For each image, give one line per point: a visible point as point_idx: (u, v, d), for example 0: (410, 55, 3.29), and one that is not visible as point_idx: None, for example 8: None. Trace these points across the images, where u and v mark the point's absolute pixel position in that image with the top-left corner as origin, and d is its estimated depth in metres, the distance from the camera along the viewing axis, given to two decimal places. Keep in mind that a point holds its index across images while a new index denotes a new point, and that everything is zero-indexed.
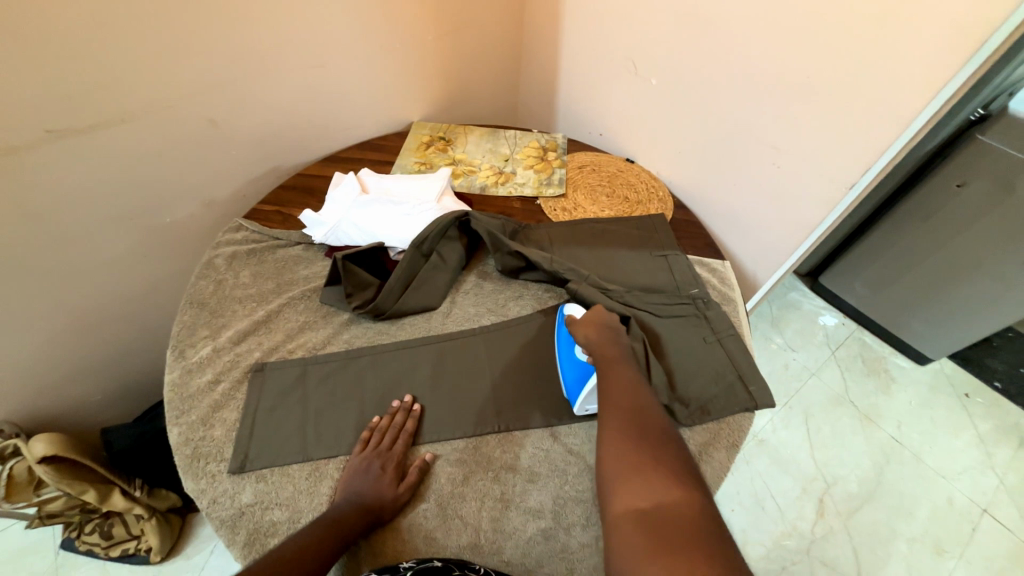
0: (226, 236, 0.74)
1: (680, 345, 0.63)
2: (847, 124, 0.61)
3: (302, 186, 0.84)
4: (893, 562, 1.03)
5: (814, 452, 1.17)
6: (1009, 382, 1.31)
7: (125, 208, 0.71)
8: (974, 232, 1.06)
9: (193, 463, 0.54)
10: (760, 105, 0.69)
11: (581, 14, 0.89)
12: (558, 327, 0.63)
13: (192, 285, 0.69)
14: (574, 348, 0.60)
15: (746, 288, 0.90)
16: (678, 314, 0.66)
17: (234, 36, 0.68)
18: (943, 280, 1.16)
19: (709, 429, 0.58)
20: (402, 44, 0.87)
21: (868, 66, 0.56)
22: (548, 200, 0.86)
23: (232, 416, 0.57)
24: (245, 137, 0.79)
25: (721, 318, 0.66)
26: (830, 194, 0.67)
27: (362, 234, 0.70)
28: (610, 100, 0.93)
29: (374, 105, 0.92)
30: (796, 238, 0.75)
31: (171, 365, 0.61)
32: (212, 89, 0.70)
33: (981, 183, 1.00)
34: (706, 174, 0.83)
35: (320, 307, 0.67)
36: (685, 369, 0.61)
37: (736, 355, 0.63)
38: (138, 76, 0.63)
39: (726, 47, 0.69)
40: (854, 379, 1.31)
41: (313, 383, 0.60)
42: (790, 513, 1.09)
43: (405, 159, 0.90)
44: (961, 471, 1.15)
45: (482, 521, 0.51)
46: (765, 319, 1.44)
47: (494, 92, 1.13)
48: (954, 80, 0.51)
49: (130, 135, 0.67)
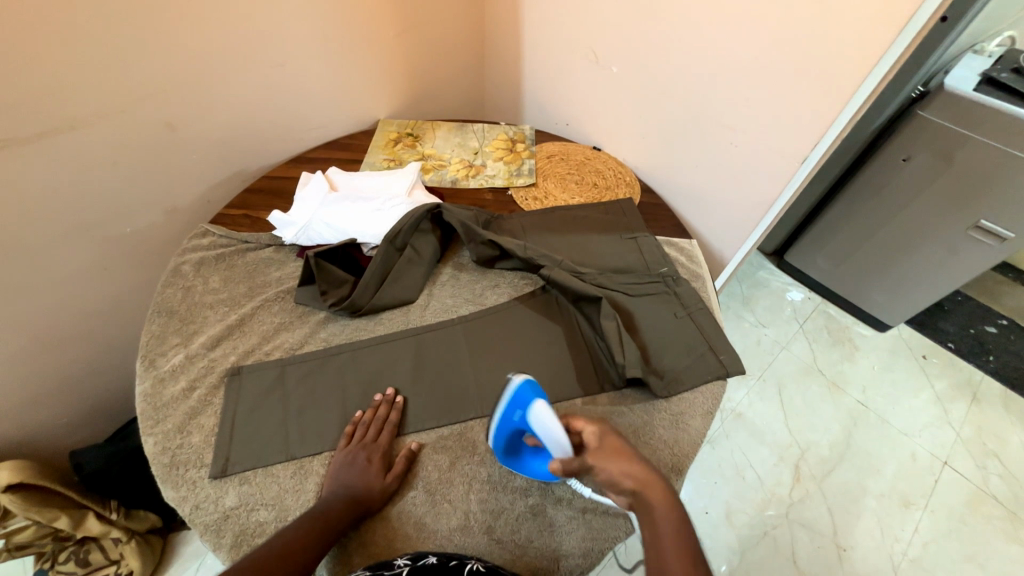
0: (192, 242, 0.72)
1: (654, 322, 0.65)
2: (797, 102, 0.64)
3: (269, 188, 0.83)
4: (864, 518, 1.09)
5: (787, 421, 1.23)
6: (960, 342, 1.40)
7: (81, 218, 0.69)
8: (920, 203, 1.13)
9: (171, 471, 0.52)
10: (715, 89, 0.72)
11: (539, 5, 0.90)
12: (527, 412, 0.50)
13: (158, 294, 0.67)
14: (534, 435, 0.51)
15: (714, 266, 0.93)
16: (649, 294, 0.68)
17: (191, 36, 0.67)
18: (896, 250, 1.23)
19: (684, 399, 0.61)
20: (363, 40, 0.87)
21: (810, 46, 0.60)
22: (519, 190, 0.87)
23: (210, 422, 0.56)
24: (205, 140, 0.77)
25: (689, 295, 0.69)
26: (784, 169, 0.71)
27: (333, 232, 0.69)
28: (573, 90, 0.95)
29: (338, 103, 0.91)
30: (756, 214, 0.78)
31: (141, 375, 0.59)
32: (168, 90, 0.69)
33: (925, 156, 1.07)
34: (669, 158, 0.86)
35: (295, 308, 0.66)
36: (656, 342, 0.63)
37: (703, 324, 0.66)
38: (90, 80, 0.61)
39: (681, 33, 0.71)
40: (821, 350, 1.37)
41: (293, 381, 0.59)
42: (769, 480, 1.14)
43: (374, 156, 0.89)
44: (922, 428, 1.23)
45: (471, 503, 0.52)
46: (736, 298, 1.49)
47: (459, 87, 1.13)
48: (886, 57, 0.55)
49: (83, 142, 0.64)
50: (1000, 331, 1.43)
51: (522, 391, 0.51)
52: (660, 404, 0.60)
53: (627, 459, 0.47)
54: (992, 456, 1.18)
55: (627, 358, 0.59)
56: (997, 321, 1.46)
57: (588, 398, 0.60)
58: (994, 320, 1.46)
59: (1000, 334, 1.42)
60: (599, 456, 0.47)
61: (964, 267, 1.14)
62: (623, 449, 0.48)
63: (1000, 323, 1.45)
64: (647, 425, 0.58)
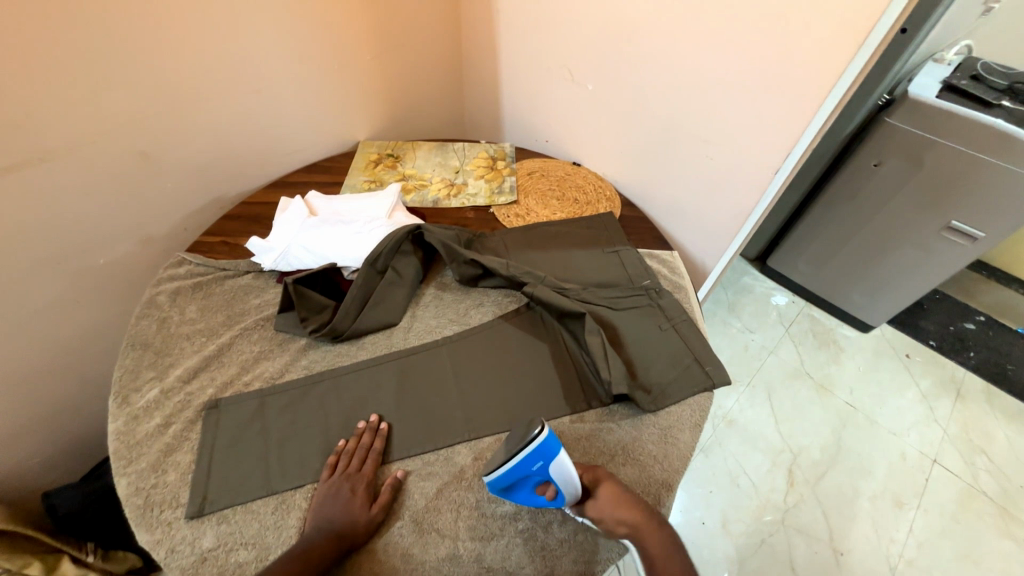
0: (169, 272, 0.71)
1: (639, 335, 0.65)
2: (767, 114, 0.66)
3: (247, 214, 0.82)
4: (858, 520, 1.09)
5: (778, 425, 1.23)
6: (941, 339, 1.43)
7: (52, 251, 0.67)
8: (893, 206, 1.16)
9: (146, 513, 0.50)
10: (688, 103, 0.74)
11: (514, 27, 0.91)
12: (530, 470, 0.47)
13: (133, 326, 0.65)
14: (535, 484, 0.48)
15: (697, 276, 0.95)
16: (633, 307, 0.69)
17: (162, 65, 0.67)
18: (874, 252, 1.26)
19: (672, 412, 0.60)
20: (339, 64, 0.87)
21: (776, 61, 0.61)
22: (500, 207, 0.87)
23: (187, 458, 0.54)
24: (181, 168, 0.76)
25: (672, 306, 0.70)
26: (758, 180, 0.72)
27: (312, 257, 0.68)
28: (551, 108, 0.96)
29: (316, 127, 0.91)
30: (734, 223, 0.80)
31: (114, 413, 0.57)
32: (141, 119, 0.68)
33: (894, 161, 1.11)
34: (648, 171, 0.87)
35: (275, 335, 0.65)
36: (642, 355, 0.64)
37: (687, 334, 0.67)
38: (56, 111, 0.60)
39: (652, 51, 0.73)
40: (807, 353, 1.39)
41: (273, 412, 0.58)
42: (763, 487, 1.13)
43: (354, 179, 0.89)
44: (910, 426, 1.24)
45: (460, 531, 0.50)
46: (722, 305, 1.51)
47: (440, 106, 1.14)
48: (848, 71, 0.57)
49: (53, 175, 0.63)
50: (979, 327, 1.47)
51: (549, 443, 0.47)
52: (647, 418, 0.60)
53: (624, 506, 0.48)
54: (979, 452, 1.20)
55: (613, 374, 0.59)
56: (976, 317, 1.49)
57: (575, 416, 0.59)
58: (973, 317, 1.49)
59: (979, 330, 1.46)
60: (598, 507, 0.49)
61: (939, 267, 1.17)
62: (621, 496, 0.49)
63: (979, 319, 1.49)
64: (637, 440, 0.58)
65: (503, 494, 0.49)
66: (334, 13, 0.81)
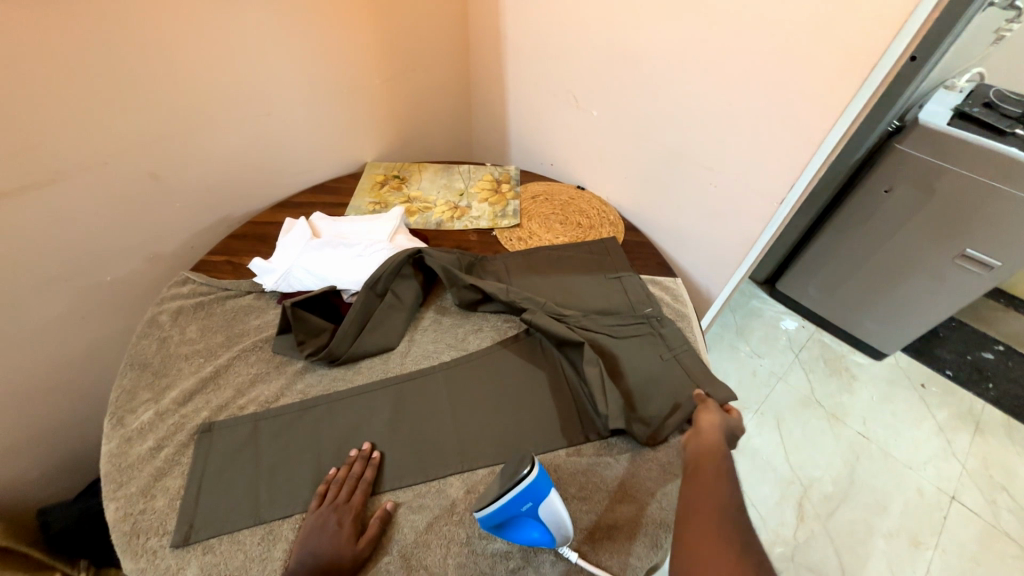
0: (172, 290, 0.71)
1: (641, 366, 0.64)
2: (771, 143, 0.66)
3: (253, 234, 0.83)
4: (873, 560, 1.04)
5: (788, 456, 1.19)
6: (958, 369, 1.39)
7: (60, 269, 0.68)
8: (904, 233, 1.14)
9: (131, 541, 0.49)
10: (691, 131, 0.74)
11: (520, 52, 0.93)
12: (522, 512, 0.46)
13: (133, 345, 0.65)
14: (528, 527, 0.47)
15: (702, 302, 0.93)
16: (633, 337, 0.67)
17: (176, 90, 0.69)
18: (886, 278, 1.23)
19: (671, 446, 0.59)
20: (349, 88, 0.89)
21: (779, 90, 0.61)
22: (503, 230, 0.87)
23: (177, 483, 0.53)
24: (190, 188, 0.77)
25: (674, 336, 0.68)
26: (763, 209, 0.72)
27: (314, 279, 0.68)
28: (556, 131, 0.97)
29: (324, 148, 0.93)
30: (739, 251, 0.79)
31: (108, 434, 0.57)
32: (153, 141, 0.70)
33: (905, 188, 1.09)
34: (653, 196, 0.87)
35: (273, 357, 0.65)
36: (642, 387, 0.62)
37: (691, 366, 0.65)
38: (70, 136, 0.62)
39: (656, 80, 0.74)
40: (818, 380, 1.35)
41: (266, 437, 0.57)
42: (773, 520, 1.09)
43: (359, 200, 0.90)
44: (926, 460, 1.19)
45: (449, 568, 0.48)
46: (730, 329, 1.48)
47: (447, 128, 1.15)
48: (852, 104, 0.57)
49: (64, 195, 0.64)
50: (998, 357, 1.42)
51: (538, 484, 0.45)
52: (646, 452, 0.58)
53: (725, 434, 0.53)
54: (1001, 489, 1.15)
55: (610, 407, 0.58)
56: (994, 346, 1.44)
57: (573, 449, 0.58)
58: (991, 346, 1.45)
59: (998, 359, 1.41)
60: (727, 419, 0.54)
61: (954, 296, 1.14)
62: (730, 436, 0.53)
63: (997, 349, 1.44)
64: (634, 476, 0.56)
65: (498, 531, 0.47)
66: (344, 38, 0.83)
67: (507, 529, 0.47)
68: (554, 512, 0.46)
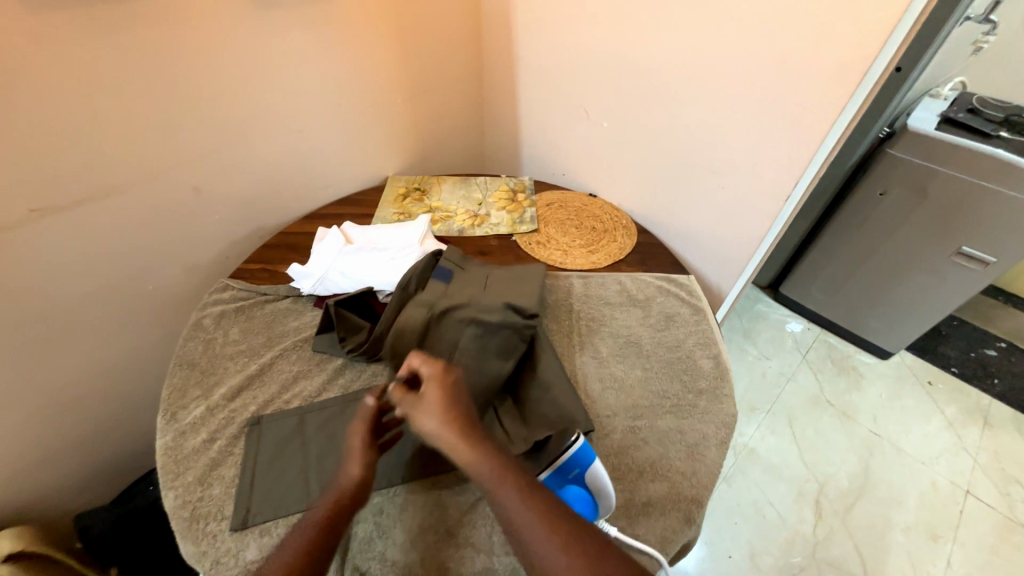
0: (213, 296, 0.75)
1: (449, 336, 0.65)
2: (773, 146, 0.71)
3: (285, 243, 0.88)
4: (894, 554, 1.05)
5: (802, 454, 1.21)
6: (963, 366, 1.41)
7: (107, 279, 0.73)
8: (902, 232, 1.19)
9: (193, 525, 0.52)
10: (698, 138, 0.79)
11: (532, 70, 0.99)
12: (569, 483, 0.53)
13: (180, 347, 0.69)
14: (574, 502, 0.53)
15: (713, 300, 0.97)
16: (428, 325, 0.65)
17: (220, 112, 0.74)
18: (887, 278, 1.27)
19: (698, 429, 0.62)
20: (372, 108, 0.96)
21: (780, 97, 0.67)
22: (522, 235, 0.92)
23: (231, 472, 0.56)
24: (227, 202, 0.82)
25: (457, 302, 0.67)
26: (769, 207, 0.76)
27: (349, 282, 0.72)
28: (568, 143, 1.03)
29: (348, 164, 0.98)
30: (748, 248, 0.84)
31: (162, 429, 0.60)
32: (197, 159, 0.75)
33: (899, 190, 1.14)
34: (663, 201, 0.92)
35: (312, 356, 0.68)
36: (461, 350, 0.63)
37: (480, 300, 0.67)
38: (124, 154, 0.67)
39: (664, 92, 0.79)
40: (827, 379, 1.38)
41: (312, 429, 0.60)
42: (791, 518, 1.10)
43: (383, 211, 0.95)
44: (938, 455, 1.21)
45: (496, 545, 0.51)
46: (737, 332, 1.51)
47: (462, 144, 1.21)
48: (847, 108, 0.62)
49: (115, 208, 0.69)
50: (1001, 354, 1.45)
51: (583, 452, 0.52)
52: (589, 372, 0.68)
53: (445, 406, 0.47)
54: (1014, 482, 1.16)
55: (611, 405, 0.64)
56: (997, 344, 1.48)
57: (603, 432, 0.61)
58: (993, 343, 1.48)
59: (1001, 356, 1.44)
60: (423, 401, 0.48)
61: (953, 293, 1.18)
62: (447, 396, 0.48)
63: (1000, 346, 1.47)
64: (664, 456, 0.59)
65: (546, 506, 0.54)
66: (371, 61, 0.90)
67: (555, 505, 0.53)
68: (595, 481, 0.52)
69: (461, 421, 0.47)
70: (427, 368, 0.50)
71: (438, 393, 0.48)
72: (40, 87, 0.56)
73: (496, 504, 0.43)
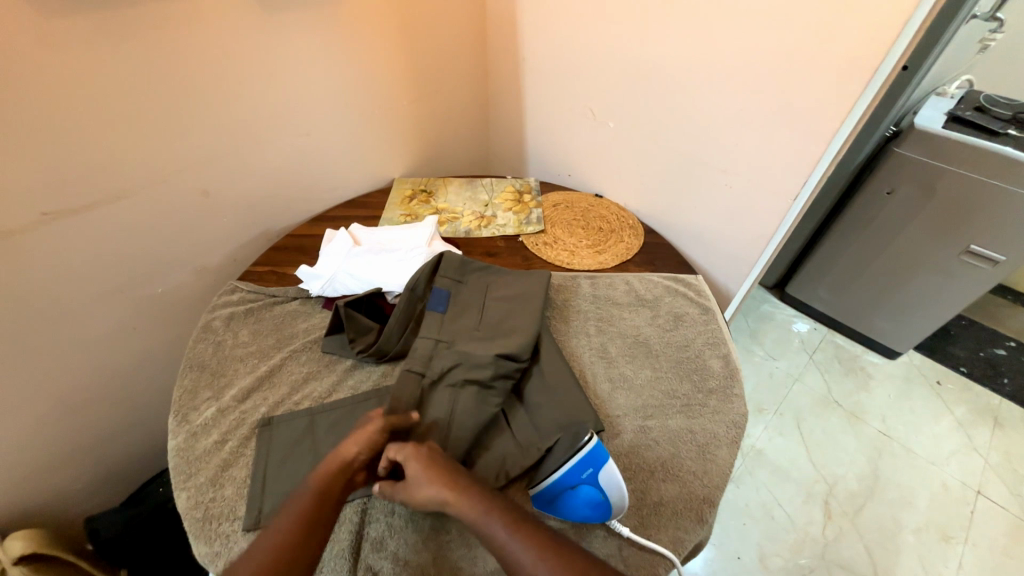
0: (223, 298, 0.76)
1: (442, 402, 0.59)
2: (782, 145, 0.71)
3: (293, 246, 0.88)
4: (905, 556, 1.04)
5: (811, 455, 1.20)
6: (973, 366, 1.40)
7: (118, 282, 0.73)
8: (909, 232, 1.18)
9: (205, 526, 0.52)
10: (705, 138, 0.79)
11: (538, 72, 0.99)
12: (584, 484, 0.52)
13: (190, 349, 0.69)
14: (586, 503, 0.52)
15: (721, 299, 0.97)
16: (418, 396, 0.60)
17: (228, 114, 0.75)
18: (895, 277, 1.26)
19: (708, 428, 0.62)
20: (379, 111, 0.96)
21: (788, 97, 0.67)
22: (529, 236, 0.92)
23: (242, 473, 0.56)
24: (236, 204, 0.83)
25: (447, 363, 0.62)
26: (778, 207, 0.76)
27: (358, 283, 0.73)
28: (574, 144, 1.03)
29: (355, 167, 0.99)
30: (756, 248, 0.83)
31: (174, 430, 0.61)
32: (206, 162, 0.75)
33: (906, 189, 1.14)
34: (670, 201, 0.91)
35: (322, 357, 0.69)
36: (456, 412, 0.58)
37: (469, 354, 0.62)
38: (134, 156, 0.67)
39: (671, 92, 0.79)
40: (834, 380, 1.37)
41: (323, 429, 0.60)
42: (800, 519, 1.10)
43: (390, 213, 0.95)
44: (949, 456, 1.20)
45: None
46: (743, 333, 1.51)
47: (467, 146, 1.22)
48: (856, 106, 0.62)
49: (125, 210, 0.69)
50: (1011, 353, 1.44)
51: (598, 451, 0.53)
52: (594, 374, 0.68)
53: (429, 484, 0.47)
54: None
55: (619, 406, 0.64)
56: (1006, 343, 1.47)
57: (613, 433, 0.61)
58: (1003, 343, 1.47)
59: (1011, 356, 1.43)
60: (408, 486, 0.48)
61: (961, 292, 1.17)
62: (429, 472, 0.48)
63: (1009, 345, 1.46)
64: (674, 457, 0.59)
65: (556, 503, 0.54)
66: (378, 64, 0.90)
67: (566, 503, 0.53)
68: (611, 482, 0.52)
69: (450, 486, 0.47)
70: (403, 450, 0.49)
71: (421, 466, 0.48)
72: (53, 91, 0.57)
73: (495, 547, 0.44)
